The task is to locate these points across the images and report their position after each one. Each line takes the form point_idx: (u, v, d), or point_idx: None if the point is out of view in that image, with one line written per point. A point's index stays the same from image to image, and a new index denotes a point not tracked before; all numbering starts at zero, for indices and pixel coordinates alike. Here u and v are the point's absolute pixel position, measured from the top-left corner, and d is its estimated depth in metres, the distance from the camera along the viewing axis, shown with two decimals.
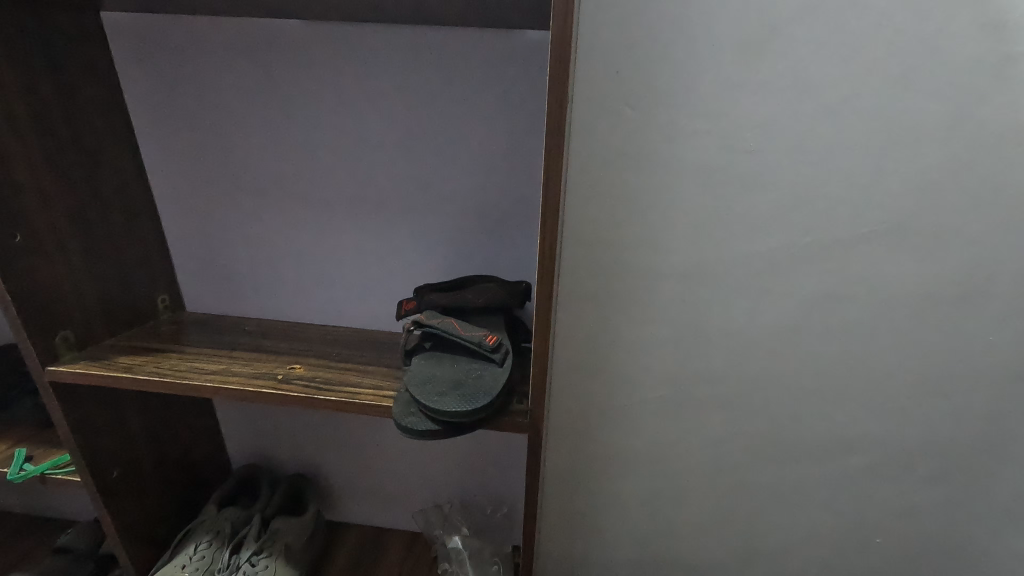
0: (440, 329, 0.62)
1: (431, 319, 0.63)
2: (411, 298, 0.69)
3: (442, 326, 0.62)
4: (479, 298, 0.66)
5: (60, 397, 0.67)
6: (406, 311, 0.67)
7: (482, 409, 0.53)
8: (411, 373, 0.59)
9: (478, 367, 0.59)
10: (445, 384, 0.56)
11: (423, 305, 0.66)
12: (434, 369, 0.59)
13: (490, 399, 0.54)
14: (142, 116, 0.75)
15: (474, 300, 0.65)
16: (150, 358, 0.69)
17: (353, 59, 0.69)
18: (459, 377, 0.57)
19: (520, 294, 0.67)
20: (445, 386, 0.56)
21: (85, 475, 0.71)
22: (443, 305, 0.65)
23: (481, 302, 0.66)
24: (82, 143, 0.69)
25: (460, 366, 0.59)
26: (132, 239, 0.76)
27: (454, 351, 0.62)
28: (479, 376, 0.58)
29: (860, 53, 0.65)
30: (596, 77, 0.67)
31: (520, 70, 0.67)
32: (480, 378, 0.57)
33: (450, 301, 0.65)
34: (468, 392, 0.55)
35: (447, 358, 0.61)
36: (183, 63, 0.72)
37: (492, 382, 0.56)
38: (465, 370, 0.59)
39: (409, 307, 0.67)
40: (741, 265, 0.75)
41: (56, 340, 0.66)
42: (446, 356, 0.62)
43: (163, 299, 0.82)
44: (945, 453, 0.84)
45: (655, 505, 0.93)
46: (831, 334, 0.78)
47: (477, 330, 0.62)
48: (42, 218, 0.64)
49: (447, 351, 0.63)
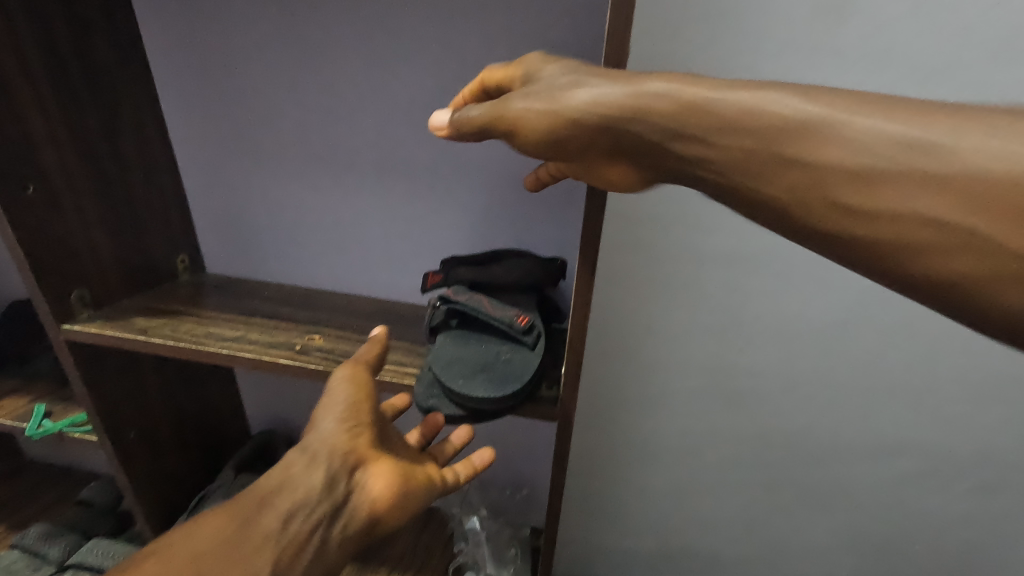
0: (469, 307, 0.57)
1: (458, 296, 0.58)
2: (436, 270, 0.64)
3: (471, 303, 0.57)
4: (510, 274, 0.61)
5: (75, 356, 0.65)
6: (432, 285, 0.62)
7: (510, 397, 0.50)
8: (436, 354, 0.55)
9: (508, 349, 0.55)
10: (473, 368, 0.52)
11: (449, 279, 0.62)
12: (461, 351, 0.55)
13: (520, 386, 0.51)
14: (163, 63, 0.71)
15: (506, 276, 0.61)
16: (167, 321, 0.67)
17: (386, 7, 0.63)
18: (487, 360, 0.53)
19: (556, 272, 0.62)
20: (472, 370, 0.52)
21: (102, 435, 0.70)
22: (471, 280, 0.61)
23: (513, 278, 0.61)
24: (98, 91, 0.65)
25: (488, 348, 0.55)
26: (152, 196, 0.73)
27: (483, 332, 0.58)
28: (509, 360, 0.54)
29: (953, 16, 0.57)
30: (651, 35, 0.61)
31: (568, 25, 0.61)
32: (511, 363, 0.53)
33: (479, 277, 0.61)
34: (497, 378, 0.51)
35: (475, 339, 0.57)
36: (206, 9, 0.67)
37: (524, 368, 0.53)
38: (494, 353, 0.54)
39: (434, 281, 0.62)
40: (795, 251, 0.69)
41: (72, 298, 0.64)
42: (474, 336, 0.57)
43: (183, 261, 0.79)
44: (1004, 465, 0.78)
45: (681, 497, 0.89)
46: (890, 332, 0.72)
47: (509, 309, 0.57)
48: (57, 170, 0.61)
49: (475, 331, 0.59)
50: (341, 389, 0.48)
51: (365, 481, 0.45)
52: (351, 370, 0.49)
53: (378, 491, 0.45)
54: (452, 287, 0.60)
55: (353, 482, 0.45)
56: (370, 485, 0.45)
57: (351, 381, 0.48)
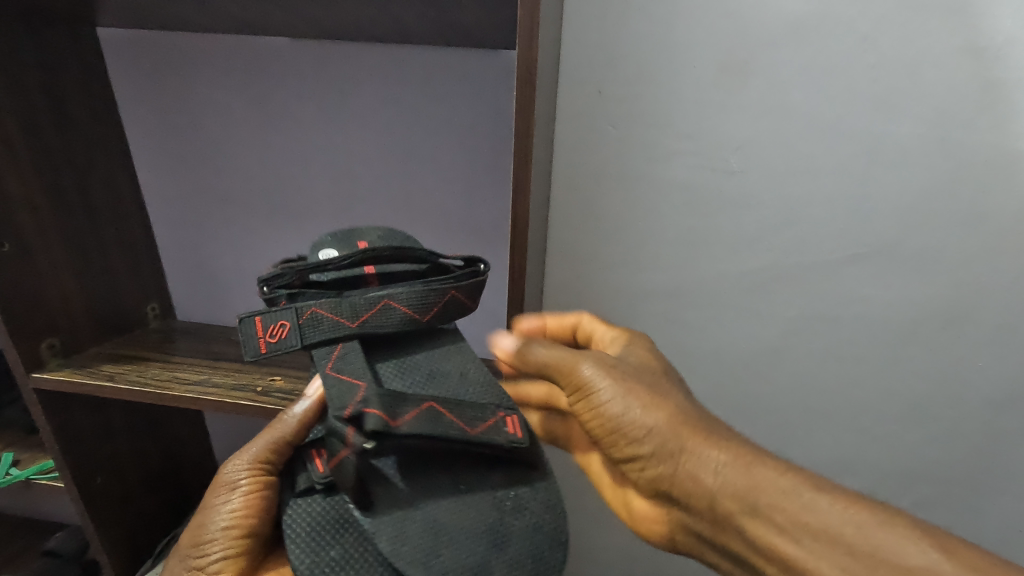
0: (428, 422, 0.40)
1: (400, 420, 0.40)
2: (274, 322, 0.46)
3: (426, 416, 0.41)
4: (402, 293, 0.48)
5: (44, 404, 0.67)
6: (281, 339, 0.46)
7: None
8: (391, 531, 0.39)
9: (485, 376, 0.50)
10: (478, 556, 0.39)
11: (311, 327, 0.46)
12: (430, 509, 0.40)
13: (564, 548, 0.41)
14: (138, 127, 0.78)
15: (388, 292, 0.48)
16: (135, 367, 0.70)
17: (340, 73, 0.71)
18: (489, 515, 0.41)
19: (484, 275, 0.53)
20: (477, 556, 0.39)
21: (68, 482, 0.71)
22: (348, 317, 0.47)
23: (419, 298, 0.49)
24: (72, 153, 0.69)
25: (480, 492, 0.42)
26: (124, 248, 0.78)
27: (444, 463, 0.43)
28: (521, 497, 0.42)
29: (842, 75, 0.64)
30: (579, 95, 0.68)
31: (503, 88, 0.68)
32: (522, 510, 0.41)
33: (353, 310, 0.47)
34: (528, 552, 0.40)
35: (444, 483, 0.42)
36: (178, 77, 0.75)
37: (552, 515, 0.42)
38: (489, 489, 0.42)
39: (280, 333, 0.46)
40: (722, 284, 0.75)
41: (42, 348, 0.67)
42: (433, 483, 0.42)
43: (154, 308, 0.83)
44: (937, 481, 0.82)
45: None
46: (816, 356, 0.77)
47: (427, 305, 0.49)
48: (32, 228, 0.65)
49: (424, 475, 0.42)
50: (223, 518, 0.47)
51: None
52: (233, 495, 0.47)
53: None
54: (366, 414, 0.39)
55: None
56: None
57: (233, 511, 0.46)
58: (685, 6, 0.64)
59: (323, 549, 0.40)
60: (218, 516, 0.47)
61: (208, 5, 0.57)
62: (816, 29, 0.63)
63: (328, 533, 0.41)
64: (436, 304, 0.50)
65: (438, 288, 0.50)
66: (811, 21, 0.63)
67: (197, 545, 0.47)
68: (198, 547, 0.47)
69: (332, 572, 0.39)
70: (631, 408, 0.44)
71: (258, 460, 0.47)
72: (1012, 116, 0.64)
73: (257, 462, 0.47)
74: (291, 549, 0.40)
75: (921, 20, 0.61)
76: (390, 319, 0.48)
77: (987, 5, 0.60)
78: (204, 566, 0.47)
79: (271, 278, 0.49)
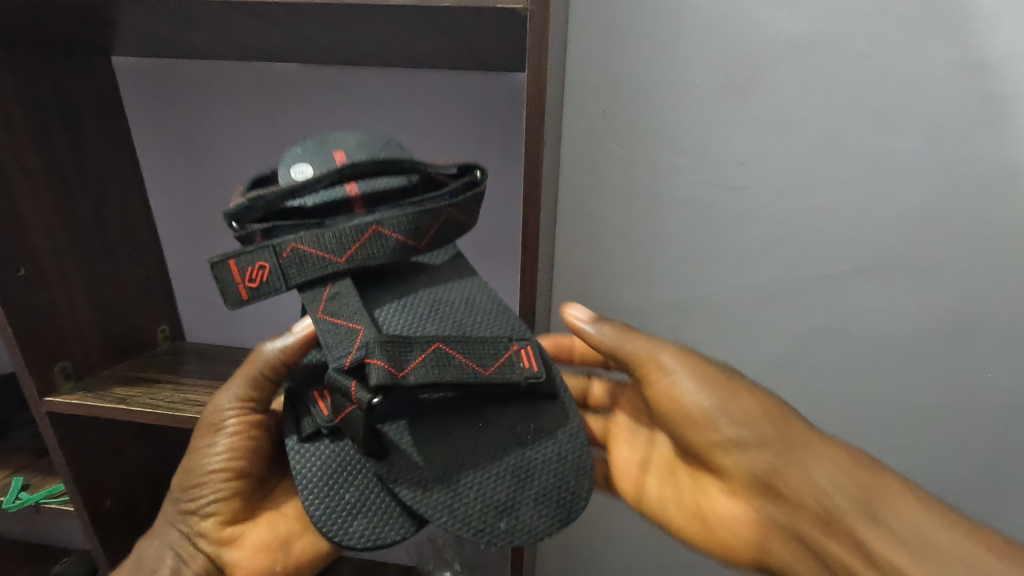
0: (434, 364, 0.41)
1: (405, 369, 0.40)
2: (251, 264, 0.44)
3: (432, 359, 0.41)
4: (390, 218, 0.46)
5: (57, 428, 0.67)
6: (262, 283, 0.44)
7: (582, 502, 0.44)
8: (410, 477, 0.42)
9: (487, 304, 0.47)
10: (500, 493, 0.43)
11: (294, 265, 0.45)
12: (446, 453, 0.43)
13: (587, 477, 0.44)
14: (149, 152, 0.79)
15: (376, 218, 0.45)
16: (146, 389, 0.70)
17: (348, 96, 0.72)
18: (508, 457, 0.44)
19: (476, 185, 0.50)
20: (499, 494, 0.43)
21: (78, 506, 0.71)
22: (334, 251, 0.45)
23: (410, 222, 0.46)
24: (86, 178, 0.71)
25: (499, 429, 0.44)
26: (134, 270, 0.78)
27: (456, 401, 0.45)
28: (540, 433, 0.45)
29: (841, 92, 0.66)
30: (583, 115, 0.69)
31: (508, 109, 0.70)
32: (541, 447, 0.44)
33: (339, 244, 0.45)
34: (548, 486, 0.44)
35: (457, 423, 0.44)
36: (189, 102, 0.76)
37: (570, 447, 0.45)
38: (508, 426, 0.44)
39: (258, 275, 0.44)
40: (728, 297, 0.75)
41: (55, 371, 0.67)
42: (447, 423, 0.44)
43: (163, 330, 0.84)
44: (951, 493, 0.81)
45: (650, 541, 0.91)
46: (824, 369, 0.77)
47: (423, 230, 0.47)
48: (46, 252, 0.66)
49: (436, 415, 0.44)
50: (211, 461, 0.52)
51: (227, 560, 0.53)
52: (222, 438, 0.51)
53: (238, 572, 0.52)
54: (369, 365, 0.40)
55: (214, 557, 0.53)
56: (230, 567, 0.52)
57: (222, 455, 0.51)
58: (685, 27, 0.65)
59: (338, 493, 0.45)
60: (208, 460, 0.52)
61: (221, 34, 0.58)
62: (815, 47, 0.64)
63: (343, 478, 0.45)
64: (428, 226, 0.47)
65: (428, 209, 0.47)
66: (810, 40, 0.64)
67: (191, 488, 0.53)
68: (192, 490, 0.53)
69: (351, 512, 0.44)
70: (727, 395, 0.49)
71: (243, 404, 0.52)
72: (1011, 129, 0.65)
73: (242, 405, 0.51)
74: (304, 499, 0.44)
75: (917, 38, 0.63)
76: (380, 249, 0.46)
77: (981, 22, 0.62)
78: (199, 506, 0.53)
79: (238, 210, 0.46)
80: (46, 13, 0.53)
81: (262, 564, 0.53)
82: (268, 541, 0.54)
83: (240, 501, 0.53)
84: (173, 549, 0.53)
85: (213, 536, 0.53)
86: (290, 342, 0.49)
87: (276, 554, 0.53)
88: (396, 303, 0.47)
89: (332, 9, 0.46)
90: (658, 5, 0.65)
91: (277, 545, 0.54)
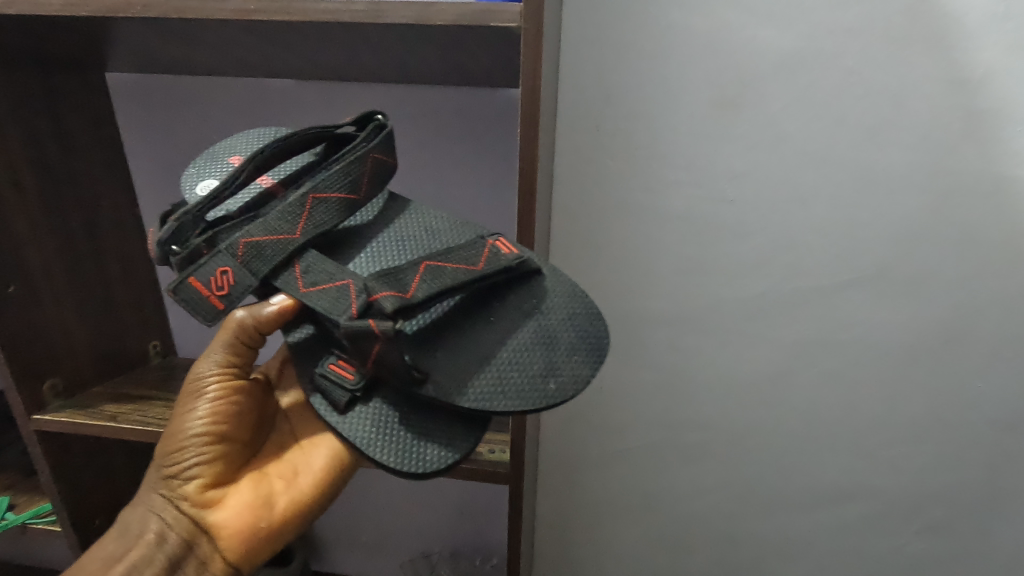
0: (431, 279, 0.41)
1: (411, 288, 0.41)
2: (214, 271, 0.43)
3: (429, 276, 0.41)
4: (322, 180, 0.46)
5: (45, 446, 0.66)
6: (229, 283, 0.44)
7: (606, 330, 0.45)
8: (461, 386, 0.41)
9: (443, 224, 0.48)
10: (540, 362, 0.43)
11: (255, 257, 0.44)
12: (477, 356, 0.43)
13: (600, 319, 0.46)
14: (142, 167, 0.79)
15: (308, 185, 0.45)
16: (137, 406, 0.69)
17: (343, 111, 0.73)
18: (528, 332, 0.44)
19: (386, 128, 0.49)
20: (540, 364, 0.43)
21: (66, 526, 0.70)
22: (288, 230, 0.44)
23: (343, 176, 0.46)
24: (79, 193, 0.70)
25: (509, 319, 0.44)
26: (126, 285, 0.78)
27: (456, 317, 0.44)
28: (541, 303, 0.45)
29: (830, 108, 0.67)
30: (576, 129, 0.70)
31: (502, 124, 0.70)
32: (549, 312, 0.45)
33: (286, 220, 0.45)
34: (576, 337, 0.44)
35: (469, 330, 0.44)
36: (183, 117, 0.76)
37: (572, 301, 0.46)
38: (513, 311, 0.45)
39: (223, 279, 0.44)
40: (722, 309, 0.76)
41: (44, 388, 0.66)
42: (458, 333, 0.44)
43: (155, 346, 0.83)
44: (946, 503, 0.81)
45: (646, 556, 0.91)
46: (818, 380, 0.78)
47: (359, 182, 0.47)
48: (37, 267, 0.65)
49: (444, 334, 0.43)
50: (194, 423, 0.50)
51: (213, 523, 0.50)
52: (201, 397, 0.50)
53: (224, 534, 0.50)
54: (378, 299, 0.40)
55: (198, 520, 0.50)
56: (216, 529, 0.50)
57: (202, 413, 0.50)
58: (678, 44, 0.66)
59: (397, 433, 0.43)
60: (187, 421, 0.50)
61: (218, 50, 0.58)
62: (804, 63, 0.66)
63: (393, 422, 0.44)
64: (362, 176, 0.47)
65: (353, 159, 0.46)
66: (799, 56, 0.65)
67: (171, 452, 0.50)
68: (173, 454, 0.50)
69: (416, 442, 0.43)
70: None
71: (223, 365, 0.50)
72: (997, 143, 0.66)
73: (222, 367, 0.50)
74: (374, 454, 0.42)
75: (904, 54, 0.64)
76: (325, 211, 0.46)
77: (965, 39, 0.63)
78: (180, 470, 0.50)
79: (171, 236, 0.45)
80: (41, 29, 0.53)
81: (247, 523, 0.50)
82: (252, 501, 0.51)
83: (224, 462, 0.51)
84: (155, 516, 0.51)
85: (199, 498, 0.50)
86: (266, 316, 0.46)
87: (261, 512, 0.50)
88: (364, 253, 0.47)
89: (329, 27, 0.46)
90: (650, 22, 0.66)
91: (261, 505, 0.51)
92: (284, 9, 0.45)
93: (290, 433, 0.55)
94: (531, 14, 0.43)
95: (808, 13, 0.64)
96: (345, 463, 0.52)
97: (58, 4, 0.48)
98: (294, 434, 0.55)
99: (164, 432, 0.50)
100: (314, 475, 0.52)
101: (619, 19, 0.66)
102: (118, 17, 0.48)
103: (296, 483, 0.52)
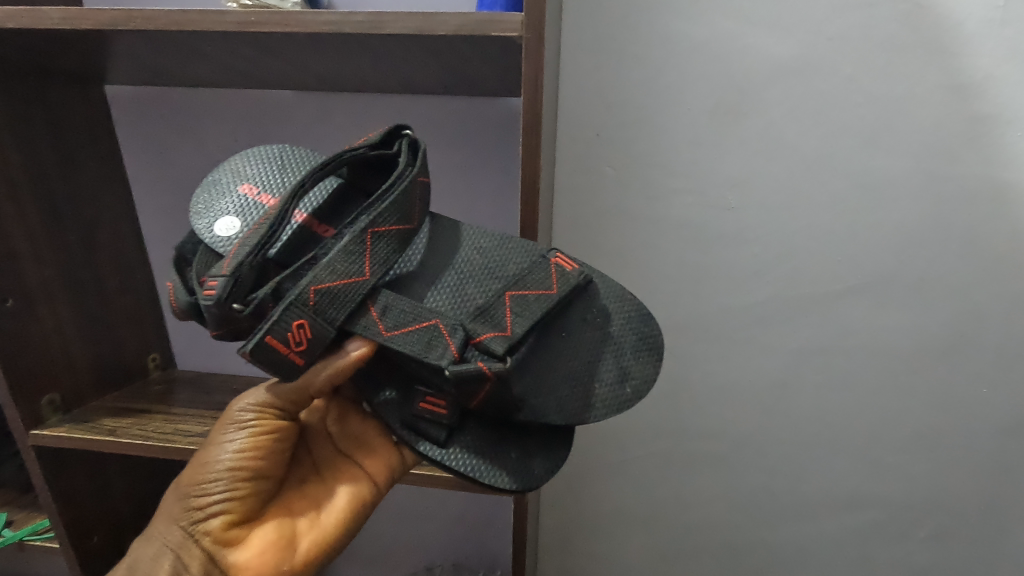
0: (522, 310, 0.43)
1: (509, 326, 0.42)
2: (290, 327, 0.40)
3: (518, 308, 0.43)
4: (381, 213, 0.42)
5: (43, 461, 0.65)
6: (306, 340, 0.40)
7: (659, 327, 0.46)
8: (555, 406, 0.44)
9: (492, 244, 0.47)
10: (614, 368, 0.45)
11: (328, 304, 0.41)
12: (559, 376, 0.44)
13: (653, 320, 0.47)
14: (139, 179, 0.79)
15: (366, 221, 0.42)
16: (135, 421, 0.68)
17: (343, 123, 0.73)
18: (598, 343, 0.45)
19: (417, 144, 0.48)
20: (613, 371, 0.45)
21: (64, 542, 0.69)
22: (356, 271, 0.42)
23: (398, 207, 0.43)
24: (78, 206, 0.70)
25: (577, 332, 0.45)
26: (125, 298, 0.77)
27: (533, 338, 0.44)
28: (602, 313, 0.46)
29: (829, 116, 0.67)
30: (578, 138, 0.70)
31: (502, 133, 0.70)
32: (612, 319, 0.46)
33: (353, 262, 0.42)
34: (638, 339, 0.46)
35: (544, 351, 0.44)
36: (182, 130, 0.76)
37: (629, 306, 0.46)
38: (580, 324, 0.45)
39: (300, 335, 0.40)
40: (724, 317, 0.75)
41: (42, 404, 0.65)
42: (534, 356, 0.44)
43: (154, 358, 0.83)
44: (952, 510, 0.80)
45: (651, 566, 0.90)
46: (822, 387, 0.77)
47: (413, 209, 0.45)
48: (37, 283, 0.65)
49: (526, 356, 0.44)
50: (228, 458, 0.48)
51: (234, 563, 0.48)
52: (242, 430, 0.48)
53: None
54: (486, 342, 0.41)
55: (218, 560, 0.47)
56: (236, 569, 0.47)
57: (242, 448, 0.48)
58: (679, 52, 0.66)
59: (502, 454, 0.46)
60: (222, 454, 0.48)
61: (218, 63, 0.59)
62: (804, 70, 0.66)
63: (488, 448, 0.46)
64: (412, 204, 0.44)
65: (405, 188, 0.43)
66: (798, 64, 0.66)
67: (199, 483, 0.48)
68: (201, 486, 0.48)
69: (523, 460, 0.46)
70: None
71: (268, 402, 0.48)
72: (997, 149, 0.66)
73: (267, 403, 0.48)
74: (484, 480, 0.44)
75: (902, 60, 0.64)
76: (385, 247, 0.43)
77: (964, 46, 0.63)
78: (207, 503, 0.48)
79: (227, 291, 0.41)
80: (41, 42, 0.53)
81: (270, 564, 0.48)
82: (275, 540, 0.49)
83: (251, 498, 0.49)
84: (173, 551, 0.47)
85: (221, 535, 0.48)
86: (345, 366, 0.43)
87: (284, 554, 0.49)
88: (432, 284, 0.45)
89: (327, 39, 0.46)
90: (650, 32, 0.66)
91: (285, 545, 0.49)
92: (284, 21, 0.45)
93: (311, 467, 0.55)
94: (532, 24, 0.42)
95: (806, 22, 0.64)
96: (367, 503, 0.53)
97: (59, 18, 0.48)
98: (314, 468, 0.55)
99: (198, 461, 0.48)
100: (339, 516, 0.51)
101: (619, 27, 0.66)
102: (118, 30, 0.48)
103: (321, 523, 0.51)
